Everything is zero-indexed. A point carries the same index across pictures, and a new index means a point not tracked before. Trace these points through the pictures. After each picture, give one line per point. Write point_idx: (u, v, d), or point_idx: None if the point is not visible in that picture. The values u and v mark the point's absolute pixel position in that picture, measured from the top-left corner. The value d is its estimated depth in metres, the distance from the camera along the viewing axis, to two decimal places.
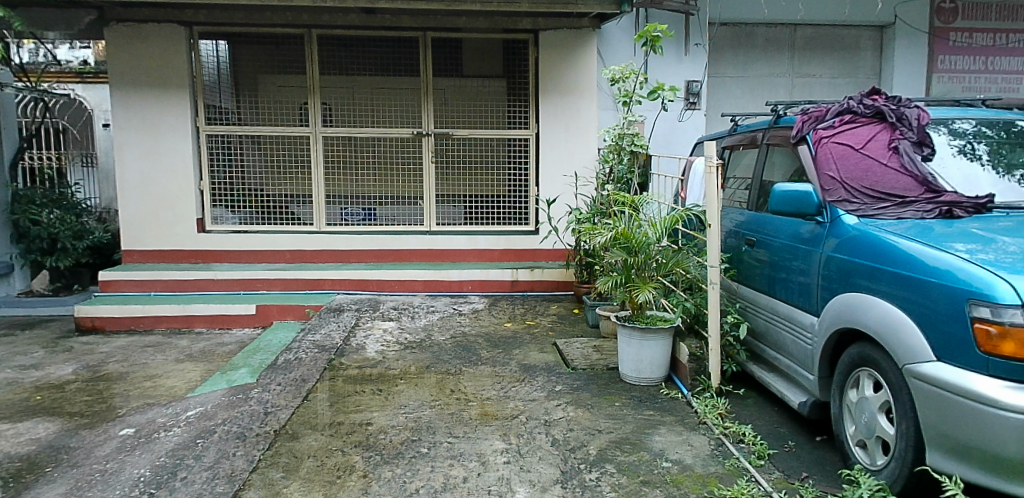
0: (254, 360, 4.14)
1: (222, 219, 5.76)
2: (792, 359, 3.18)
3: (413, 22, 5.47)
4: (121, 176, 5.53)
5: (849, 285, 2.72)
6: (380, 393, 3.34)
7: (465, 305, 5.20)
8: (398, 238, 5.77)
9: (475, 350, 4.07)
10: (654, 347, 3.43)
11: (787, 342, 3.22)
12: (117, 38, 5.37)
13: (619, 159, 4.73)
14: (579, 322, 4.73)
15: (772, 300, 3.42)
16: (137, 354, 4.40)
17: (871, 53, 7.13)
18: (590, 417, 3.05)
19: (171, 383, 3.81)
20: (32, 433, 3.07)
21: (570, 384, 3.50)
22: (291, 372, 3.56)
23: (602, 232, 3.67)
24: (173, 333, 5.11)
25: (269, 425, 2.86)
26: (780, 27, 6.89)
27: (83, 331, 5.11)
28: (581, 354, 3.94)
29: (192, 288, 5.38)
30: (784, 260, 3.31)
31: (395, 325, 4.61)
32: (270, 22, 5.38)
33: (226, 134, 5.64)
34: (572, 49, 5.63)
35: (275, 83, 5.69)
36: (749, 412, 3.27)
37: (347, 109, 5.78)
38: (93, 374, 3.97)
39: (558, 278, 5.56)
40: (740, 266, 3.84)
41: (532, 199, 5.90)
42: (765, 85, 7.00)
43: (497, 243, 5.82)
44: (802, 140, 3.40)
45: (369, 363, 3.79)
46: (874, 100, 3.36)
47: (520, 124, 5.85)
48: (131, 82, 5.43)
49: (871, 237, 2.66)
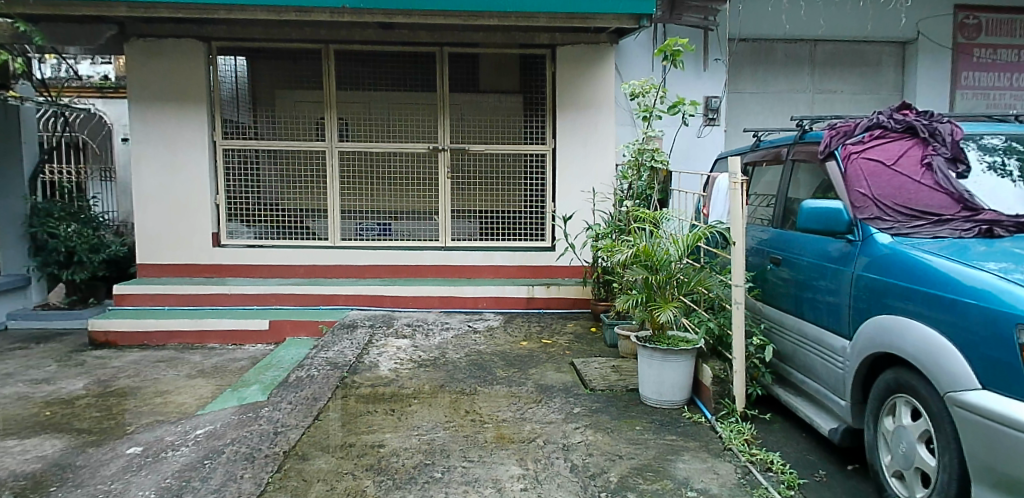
0: (266, 377, 4.07)
1: (237, 233, 5.76)
2: (821, 383, 3.04)
3: (430, 38, 5.49)
4: (139, 190, 5.54)
5: (884, 306, 2.60)
6: (393, 413, 3.25)
7: (480, 322, 5.11)
8: (413, 253, 5.71)
9: (490, 369, 3.97)
10: (677, 369, 3.31)
11: (816, 364, 3.09)
12: (136, 54, 5.41)
13: (638, 175, 4.64)
14: (597, 341, 4.61)
15: (798, 321, 3.29)
16: (149, 369, 4.35)
17: (893, 69, 7.01)
18: (611, 442, 2.93)
19: (182, 400, 3.75)
20: (39, 450, 3.02)
21: (588, 406, 3.39)
22: (303, 390, 3.49)
23: (622, 249, 3.58)
24: (185, 348, 5.06)
25: (279, 446, 2.78)
26: (799, 43, 6.79)
27: (96, 345, 5.08)
28: (599, 374, 3.82)
29: (205, 303, 5.35)
30: (812, 280, 3.19)
31: (409, 342, 4.52)
32: (288, 37, 5.41)
33: (243, 148, 5.65)
34: (589, 64, 5.59)
35: (293, 99, 5.72)
36: (777, 439, 3.13)
37: (363, 124, 5.77)
38: (104, 390, 3.92)
39: (575, 295, 5.45)
40: (764, 285, 3.72)
41: (549, 216, 5.82)
42: (786, 101, 6.89)
43: (514, 259, 5.73)
44: (830, 156, 3.29)
45: (382, 382, 3.71)
46: (905, 115, 3.24)
47: (537, 140, 5.81)
48: (149, 96, 5.47)
49: (905, 257, 2.54)
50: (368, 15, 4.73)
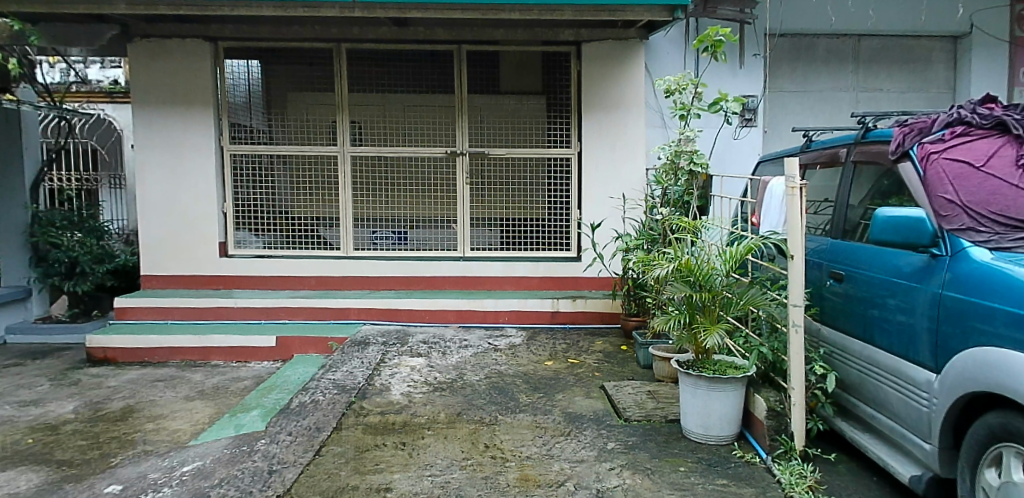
0: (268, 401, 3.75)
1: (245, 243, 5.48)
2: (896, 420, 2.61)
3: (447, 35, 5.18)
4: (143, 197, 5.30)
5: (978, 334, 2.17)
6: (403, 448, 2.89)
7: (502, 339, 4.73)
8: (430, 264, 5.37)
9: (512, 394, 3.59)
10: (725, 400, 2.89)
11: (890, 397, 2.65)
12: (140, 55, 5.19)
13: (674, 181, 4.19)
14: (630, 362, 4.21)
15: (866, 346, 2.86)
16: (146, 390, 4.06)
17: (944, 66, 6.50)
18: (652, 487, 2.54)
19: (176, 426, 3.45)
20: (11, 487, 2.73)
21: (624, 441, 2.98)
22: (305, 418, 3.15)
23: (662, 263, 3.19)
24: (187, 366, 4.76)
25: (271, 489, 2.45)
26: (842, 38, 6.33)
27: (95, 361, 4.80)
28: (635, 402, 3.42)
29: (211, 317, 5.08)
30: (882, 299, 2.76)
31: (424, 362, 4.16)
32: (299, 36, 5.15)
33: (251, 153, 5.38)
34: (617, 62, 5.22)
35: (306, 102, 5.42)
36: (845, 485, 2.70)
37: (378, 127, 5.46)
38: (94, 414, 3.63)
39: (603, 310, 5.06)
40: (822, 304, 3.28)
41: (575, 224, 5.43)
42: (830, 100, 6.40)
43: (537, 270, 5.36)
44: (903, 156, 2.82)
45: (394, 408, 3.36)
46: (990, 109, 2.79)
47: (562, 143, 5.44)
48: (153, 100, 5.23)
49: (1007, 277, 2.10)
50: (381, 10, 4.41)
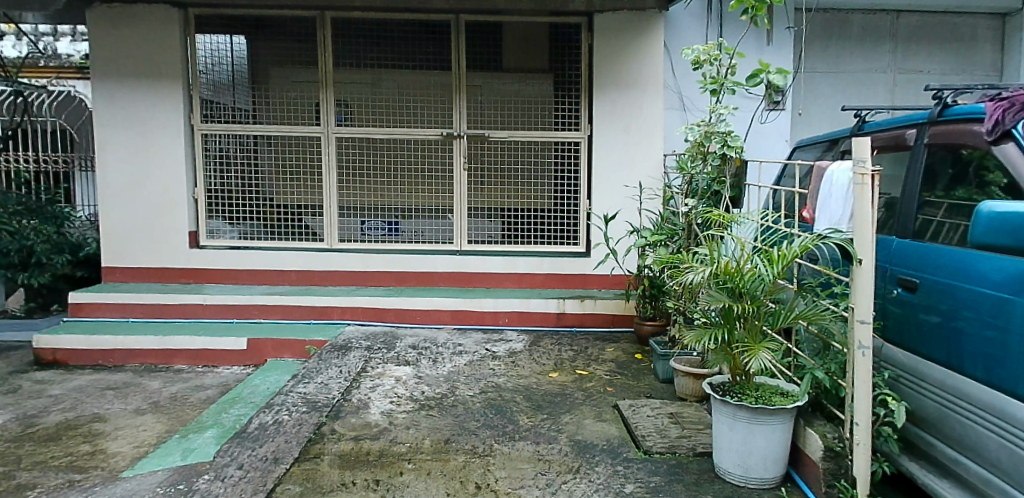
0: (227, 418, 3.24)
1: (219, 233, 4.96)
2: (993, 471, 2.07)
3: (444, 4, 4.57)
4: (104, 180, 4.77)
5: None
6: (375, 488, 2.36)
7: (500, 345, 4.20)
8: (424, 258, 4.84)
9: (511, 415, 3.07)
10: (770, 436, 2.36)
11: (985, 441, 2.11)
12: (100, 22, 4.65)
13: (703, 166, 3.62)
14: (646, 374, 3.68)
15: (947, 373, 2.32)
16: (91, 401, 3.55)
17: (990, 46, 5.89)
18: None
19: (114, 449, 2.93)
20: None
21: (644, 483, 2.45)
22: (263, 445, 2.64)
23: (695, 267, 2.63)
24: (147, 371, 4.24)
25: None
26: (879, 14, 5.74)
27: (43, 365, 4.29)
28: (656, 428, 2.88)
29: (177, 314, 4.55)
30: (969, 315, 2.21)
31: (411, 372, 3.64)
32: (277, 3, 4.58)
33: (224, 133, 4.83)
34: (634, 33, 4.65)
35: (288, 77, 4.86)
36: None
37: (369, 106, 4.91)
38: (23, 431, 3.13)
39: (615, 312, 4.52)
40: (887, 318, 2.73)
41: (584, 215, 4.89)
42: (865, 82, 5.81)
43: (541, 267, 4.82)
44: (1005, 136, 2.29)
45: (370, 433, 2.83)
46: None
47: (571, 125, 4.87)
48: (116, 72, 4.69)
49: None
50: None
